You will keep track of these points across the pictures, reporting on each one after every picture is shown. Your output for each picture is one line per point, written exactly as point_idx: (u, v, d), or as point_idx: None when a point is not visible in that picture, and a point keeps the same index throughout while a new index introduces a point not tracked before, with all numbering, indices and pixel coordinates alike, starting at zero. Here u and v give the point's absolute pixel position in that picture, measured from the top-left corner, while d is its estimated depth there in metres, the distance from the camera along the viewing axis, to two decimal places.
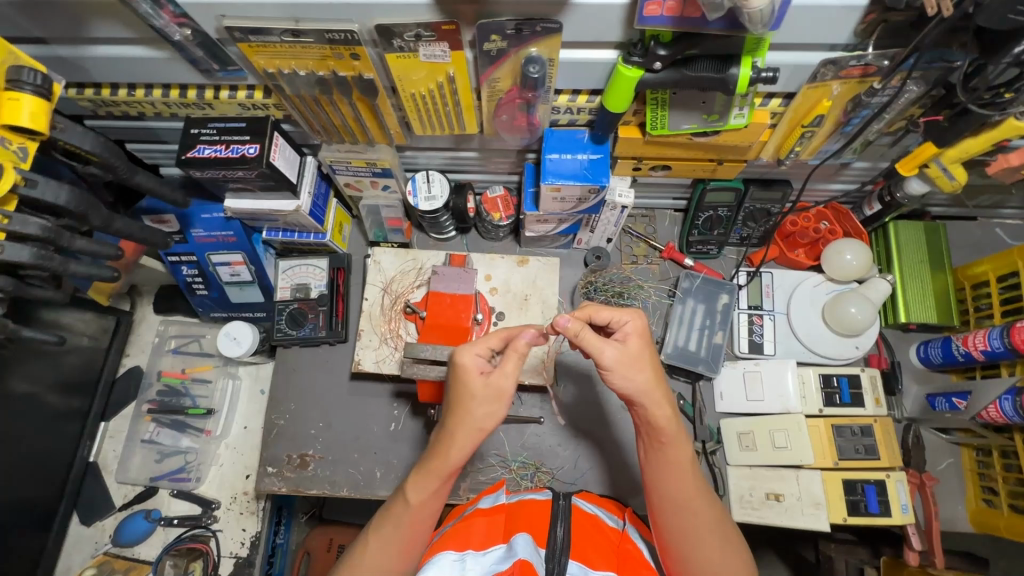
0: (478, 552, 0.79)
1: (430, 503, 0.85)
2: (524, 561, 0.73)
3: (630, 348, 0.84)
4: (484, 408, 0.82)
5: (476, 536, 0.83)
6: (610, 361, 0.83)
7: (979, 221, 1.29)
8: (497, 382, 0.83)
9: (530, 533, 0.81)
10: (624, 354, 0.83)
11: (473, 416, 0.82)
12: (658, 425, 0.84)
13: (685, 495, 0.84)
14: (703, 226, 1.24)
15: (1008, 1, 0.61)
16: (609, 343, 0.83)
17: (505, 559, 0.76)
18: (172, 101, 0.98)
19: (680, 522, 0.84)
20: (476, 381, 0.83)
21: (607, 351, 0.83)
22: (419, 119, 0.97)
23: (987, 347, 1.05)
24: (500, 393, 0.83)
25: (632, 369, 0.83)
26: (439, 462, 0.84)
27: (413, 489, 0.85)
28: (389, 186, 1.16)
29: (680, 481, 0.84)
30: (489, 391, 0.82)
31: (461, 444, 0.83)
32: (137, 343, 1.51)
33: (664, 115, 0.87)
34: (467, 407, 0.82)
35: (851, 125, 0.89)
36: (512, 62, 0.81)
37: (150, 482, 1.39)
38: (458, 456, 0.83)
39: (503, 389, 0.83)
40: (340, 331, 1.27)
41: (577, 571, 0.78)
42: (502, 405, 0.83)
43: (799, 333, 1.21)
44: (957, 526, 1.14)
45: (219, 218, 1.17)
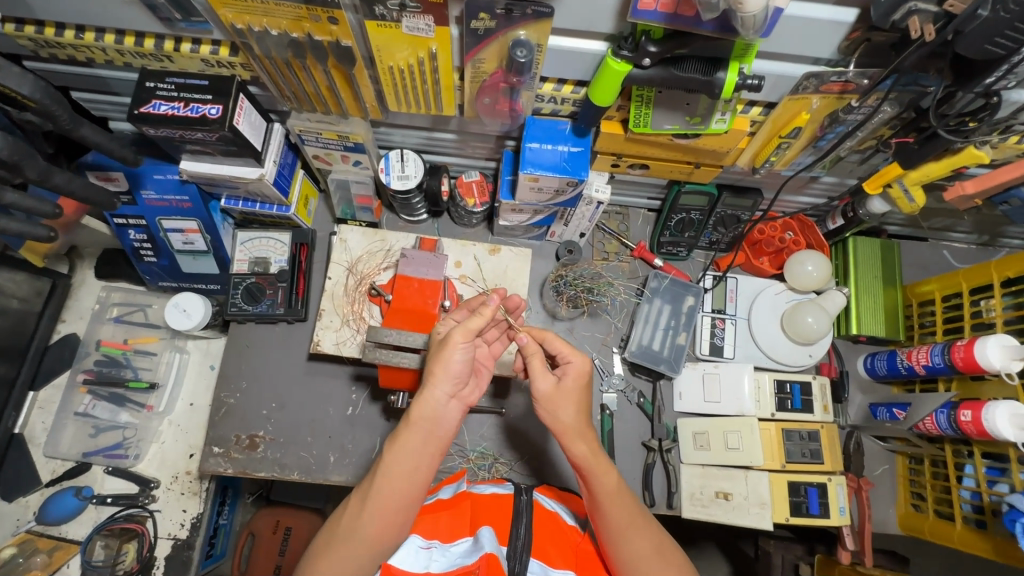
0: (445, 545, 0.83)
1: (403, 462, 0.81)
2: (490, 556, 0.74)
3: (564, 384, 0.85)
4: (435, 356, 0.83)
5: (444, 527, 0.86)
6: (541, 392, 0.85)
7: (929, 242, 1.35)
8: (446, 333, 0.83)
9: (494, 528, 0.82)
10: (554, 390, 0.85)
11: (431, 365, 0.83)
12: (588, 461, 0.84)
13: (619, 520, 0.83)
14: (675, 228, 1.26)
15: (989, 31, 0.62)
16: (544, 376, 0.85)
17: (470, 553, 0.78)
18: (126, 50, 0.90)
19: (630, 548, 0.82)
20: (436, 337, 0.87)
21: (541, 382, 0.85)
22: (396, 95, 0.92)
23: (928, 363, 1.10)
24: (449, 342, 0.82)
25: (561, 403, 0.85)
26: (409, 417, 0.83)
27: (387, 446, 0.83)
28: (361, 162, 1.11)
29: (615, 506, 0.83)
30: (438, 342, 0.84)
31: (424, 398, 0.82)
32: (75, 309, 1.41)
33: (647, 113, 0.87)
34: (424, 358, 0.84)
35: (824, 142, 0.91)
36: (500, 43, 0.78)
37: (82, 457, 1.31)
38: (421, 404, 0.82)
39: (449, 337, 0.82)
40: (300, 310, 1.21)
41: (538, 570, 0.79)
42: (445, 351, 0.81)
43: (759, 339, 1.24)
44: (886, 528, 1.21)
45: (174, 180, 1.10)
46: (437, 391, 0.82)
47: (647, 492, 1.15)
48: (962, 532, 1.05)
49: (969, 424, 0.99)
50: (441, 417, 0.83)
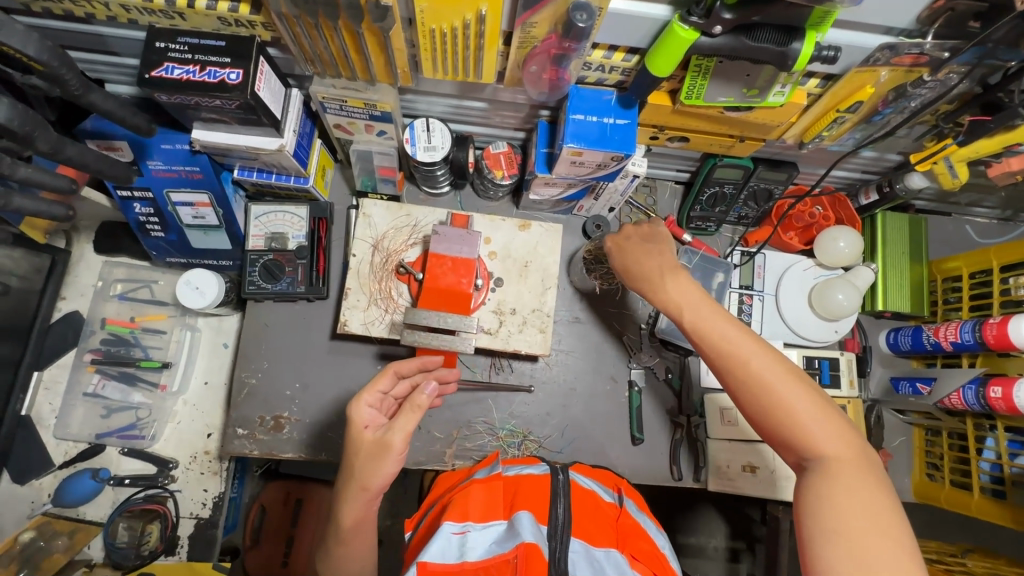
0: (478, 527, 0.78)
1: (349, 568, 0.84)
2: (530, 546, 0.70)
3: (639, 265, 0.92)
4: (369, 467, 0.79)
5: (474, 507, 0.82)
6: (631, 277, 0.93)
7: (953, 216, 1.35)
8: (382, 438, 0.79)
9: (532, 511, 0.80)
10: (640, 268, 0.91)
11: (362, 473, 0.79)
12: (685, 304, 0.83)
13: (715, 349, 0.78)
14: (707, 202, 1.22)
15: None
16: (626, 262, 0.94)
17: (507, 541, 0.74)
18: (133, 5, 0.81)
19: (738, 377, 0.75)
20: (361, 436, 0.81)
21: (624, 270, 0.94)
22: (433, 61, 0.85)
23: (958, 339, 1.11)
24: (386, 450, 0.78)
25: (652, 276, 0.89)
26: (339, 527, 0.81)
27: (323, 559, 0.84)
28: (386, 132, 1.04)
29: (711, 337, 0.79)
30: (374, 448, 0.79)
31: (352, 506, 0.80)
32: (75, 286, 1.33)
33: (702, 85, 0.83)
34: (353, 463, 0.80)
35: (880, 117, 0.87)
36: (555, 6, 0.72)
37: (96, 439, 1.27)
38: (350, 516, 0.80)
39: (387, 446, 0.78)
40: (321, 287, 1.16)
41: (579, 548, 0.77)
42: (383, 463, 0.78)
43: (786, 315, 1.24)
44: (901, 496, 1.26)
45: (183, 150, 1.02)
46: (371, 499, 0.80)
47: (675, 466, 1.18)
48: (979, 501, 1.09)
49: (999, 401, 1.01)
50: (371, 518, 0.83)
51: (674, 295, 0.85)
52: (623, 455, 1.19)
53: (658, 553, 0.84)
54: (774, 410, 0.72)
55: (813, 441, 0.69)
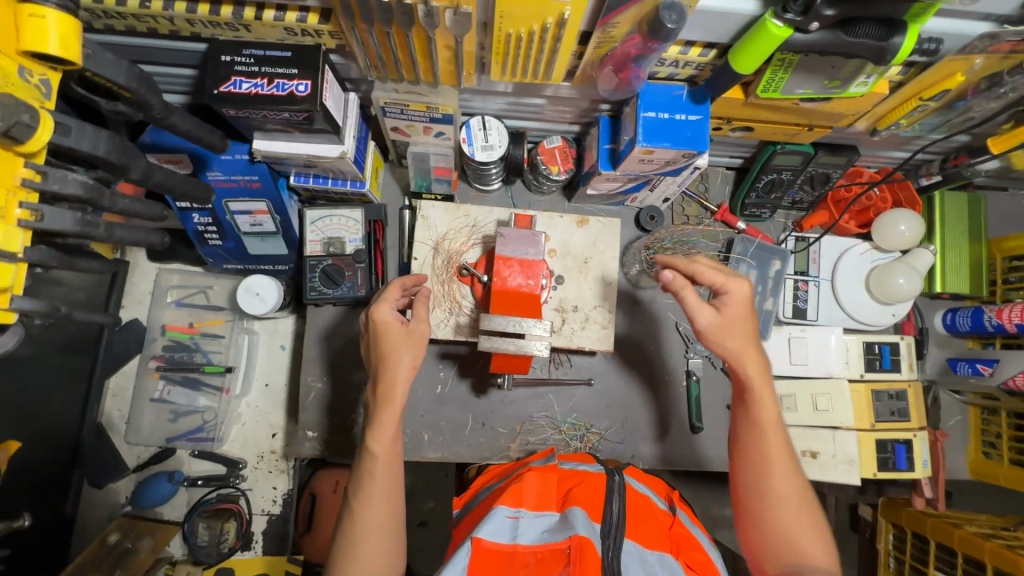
0: (531, 515, 0.80)
1: (393, 460, 0.85)
2: (584, 537, 0.70)
3: (727, 312, 0.86)
4: (405, 346, 0.88)
5: (530, 496, 0.84)
6: (702, 324, 0.86)
7: (1009, 192, 1.33)
8: (413, 328, 0.90)
9: (585, 508, 0.80)
10: (715, 323, 0.86)
11: (402, 356, 0.87)
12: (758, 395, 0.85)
13: (764, 455, 0.83)
14: (762, 189, 1.21)
15: None
16: (704, 308, 0.86)
17: (560, 531, 0.75)
18: (199, 19, 0.79)
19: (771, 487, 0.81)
20: (397, 331, 0.88)
21: (701, 316, 0.86)
22: (502, 63, 0.84)
23: (1022, 321, 1.11)
24: (419, 338, 0.90)
25: (724, 334, 0.86)
26: (384, 401, 0.86)
27: (374, 441, 0.84)
28: (444, 133, 1.03)
29: (768, 442, 0.84)
30: (408, 335, 0.89)
31: (399, 384, 0.86)
32: (133, 295, 1.36)
33: (783, 78, 0.81)
34: (393, 352, 0.88)
35: (963, 104, 0.85)
36: (642, 6, 0.70)
37: (166, 442, 1.31)
38: (400, 392, 0.86)
39: (418, 334, 0.90)
40: (381, 290, 1.17)
41: (633, 549, 0.76)
42: (418, 342, 0.89)
43: (843, 300, 1.24)
44: (957, 474, 1.27)
45: (242, 161, 1.01)
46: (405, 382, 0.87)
47: (733, 452, 1.20)
48: None
49: None
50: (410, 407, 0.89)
51: (753, 378, 0.86)
52: (683, 443, 1.21)
53: (713, 568, 0.80)
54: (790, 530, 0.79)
55: (811, 556, 0.76)
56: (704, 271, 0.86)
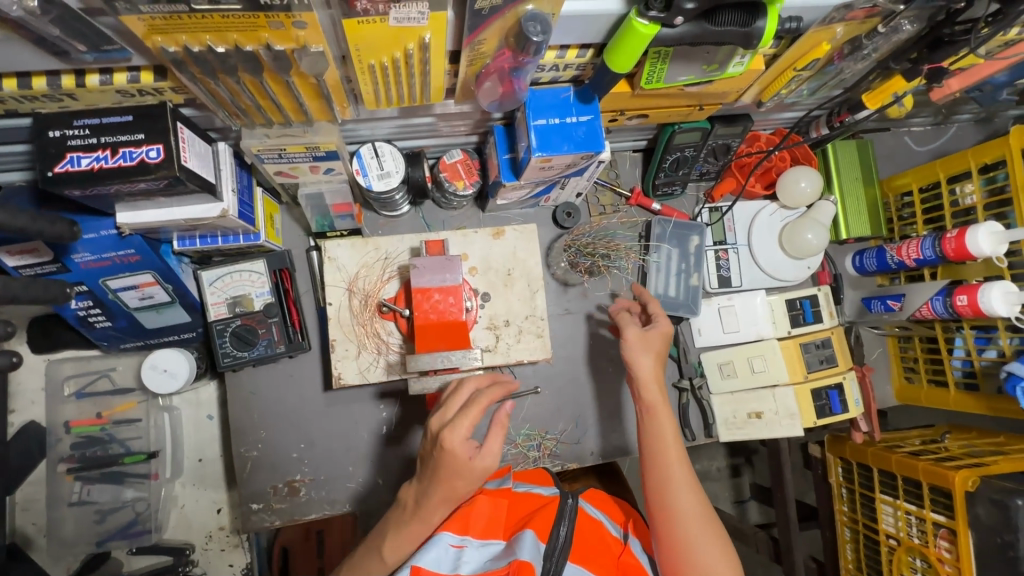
0: (476, 542, 0.78)
1: (396, 568, 0.81)
2: (522, 562, 0.70)
3: (650, 333, 0.96)
4: (456, 471, 0.73)
5: (478, 518, 0.82)
6: (629, 336, 0.96)
7: (893, 131, 1.40)
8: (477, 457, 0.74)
9: (534, 532, 0.78)
10: (641, 338, 0.95)
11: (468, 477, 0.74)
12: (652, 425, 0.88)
13: (665, 473, 0.83)
14: (670, 168, 1.21)
15: None
16: (632, 324, 0.98)
17: (502, 559, 0.74)
18: (9, 96, 0.68)
19: (668, 507, 0.81)
20: (463, 466, 0.73)
21: (630, 329, 0.97)
22: (374, 93, 0.78)
23: (920, 256, 1.19)
24: (479, 469, 0.74)
25: (642, 349, 0.94)
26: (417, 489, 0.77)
27: (392, 553, 0.80)
28: (333, 169, 0.95)
29: (667, 457, 0.85)
30: (462, 467, 0.73)
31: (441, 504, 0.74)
32: (24, 394, 1.22)
33: (663, 68, 0.79)
34: (450, 479, 0.74)
35: (836, 68, 0.87)
36: (505, 20, 0.66)
37: (98, 546, 1.18)
38: (436, 516, 0.78)
39: (478, 467, 0.74)
40: (302, 341, 1.09)
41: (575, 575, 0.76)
42: (482, 471, 0.75)
43: (761, 262, 1.28)
44: (886, 402, 1.37)
45: (112, 236, 0.89)
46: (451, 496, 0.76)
47: (687, 429, 1.22)
48: (957, 396, 1.19)
49: (965, 307, 1.08)
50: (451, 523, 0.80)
51: (656, 397, 0.90)
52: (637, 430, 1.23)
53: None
54: (685, 545, 0.78)
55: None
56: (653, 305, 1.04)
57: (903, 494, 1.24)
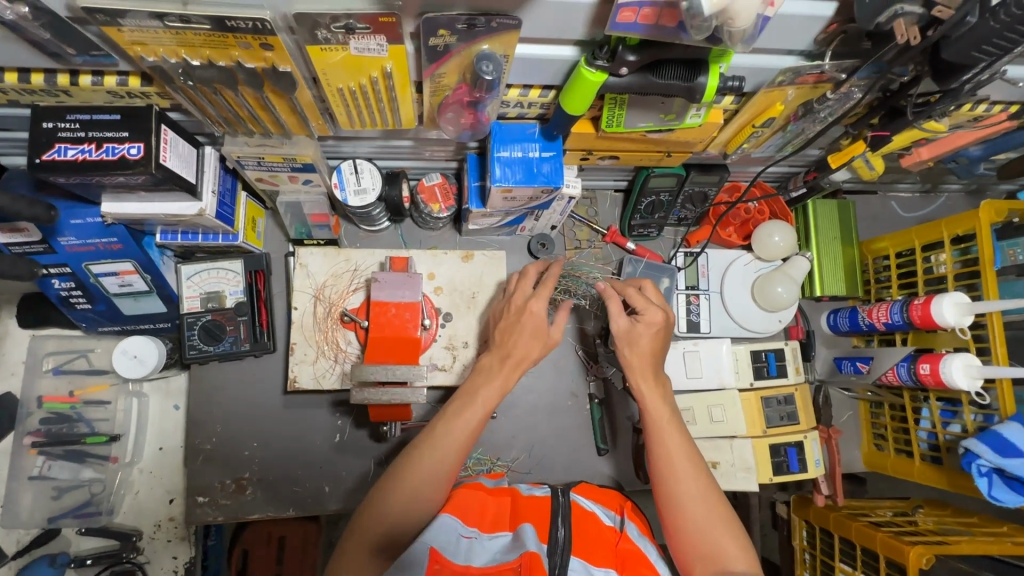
0: (486, 537, 0.79)
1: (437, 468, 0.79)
2: (532, 554, 0.71)
3: (635, 326, 0.92)
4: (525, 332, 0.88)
5: (485, 518, 0.83)
6: (617, 329, 0.93)
7: (879, 195, 1.41)
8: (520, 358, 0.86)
9: (534, 526, 0.79)
10: (627, 329, 0.92)
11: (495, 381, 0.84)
12: (652, 410, 0.87)
13: (670, 460, 0.83)
14: (645, 211, 1.24)
15: (982, 34, 0.61)
16: (619, 316, 0.93)
17: (511, 551, 0.75)
18: (9, 87, 0.75)
19: (674, 495, 0.81)
20: (529, 319, 0.88)
21: (617, 322, 0.93)
22: (345, 113, 0.83)
23: (888, 320, 1.18)
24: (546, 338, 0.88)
25: (626, 338, 0.92)
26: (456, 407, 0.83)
27: (440, 426, 0.81)
28: (311, 181, 1.01)
29: (666, 442, 0.84)
30: (537, 330, 0.88)
31: (488, 389, 0.84)
32: (5, 365, 1.27)
33: (621, 114, 0.83)
34: (514, 340, 0.87)
35: (797, 127, 0.90)
36: (462, 57, 0.70)
37: (49, 522, 1.22)
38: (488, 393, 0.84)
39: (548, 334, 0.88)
40: (267, 342, 1.13)
41: (578, 569, 0.75)
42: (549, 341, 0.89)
43: (732, 310, 1.28)
44: (853, 467, 1.33)
45: (96, 224, 0.95)
46: (478, 408, 0.82)
47: (640, 472, 1.19)
48: (921, 467, 1.16)
49: (928, 376, 1.07)
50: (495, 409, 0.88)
51: (646, 386, 0.89)
52: (590, 467, 1.22)
53: None
54: (695, 528, 0.78)
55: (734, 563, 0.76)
56: (634, 296, 0.95)
57: (861, 565, 1.19)
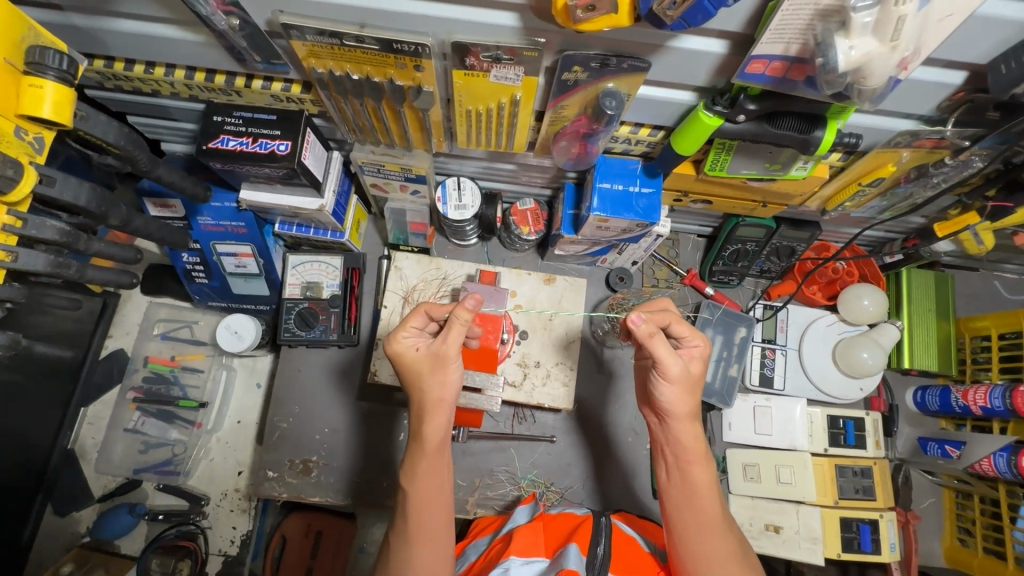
0: (520, 561, 0.81)
1: (430, 493, 0.79)
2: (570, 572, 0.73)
3: (692, 370, 0.81)
4: (434, 379, 0.80)
5: (518, 542, 0.85)
6: (673, 374, 0.78)
7: (980, 272, 1.34)
8: (437, 350, 0.80)
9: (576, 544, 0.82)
10: (688, 372, 0.79)
11: (427, 390, 0.80)
12: (685, 442, 0.80)
13: (702, 519, 0.78)
14: (728, 258, 1.23)
15: None
16: (676, 359, 0.77)
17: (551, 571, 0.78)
18: (195, 84, 0.88)
19: (701, 547, 0.77)
20: (416, 358, 0.81)
21: (674, 366, 0.77)
22: (467, 132, 0.90)
23: (987, 404, 1.10)
24: (445, 361, 0.79)
25: (688, 388, 0.79)
26: (419, 447, 0.81)
27: (403, 477, 0.81)
28: (419, 192, 1.10)
29: (701, 506, 0.79)
30: (432, 361, 0.80)
31: (432, 424, 0.80)
32: (122, 325, 1.42)
33: (726, 159, 0.85)
34: (420, 382, 0.81)
35: (905, 190, 0.90)
36: (587, 92, 0.76)
37: (133, 474, 1.31)
38: (431, 431, 0.80)
39: (445, 355, 0.79)
40: (352, 335, 1.21)
41: None
42: (448, 371, 0.79)
43: (810, 371, 1.24)
44: (931, 561, 1.23)
45: (231, 208, 1.07)
46: (426, 443, 0.80)
47: None
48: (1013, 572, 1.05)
49: None
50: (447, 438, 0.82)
51: (690, 441, 0.80)
52: (643, 508, 1.19)
53: None
54: None
55: None
56: (677, 324, 0.82)
57: None
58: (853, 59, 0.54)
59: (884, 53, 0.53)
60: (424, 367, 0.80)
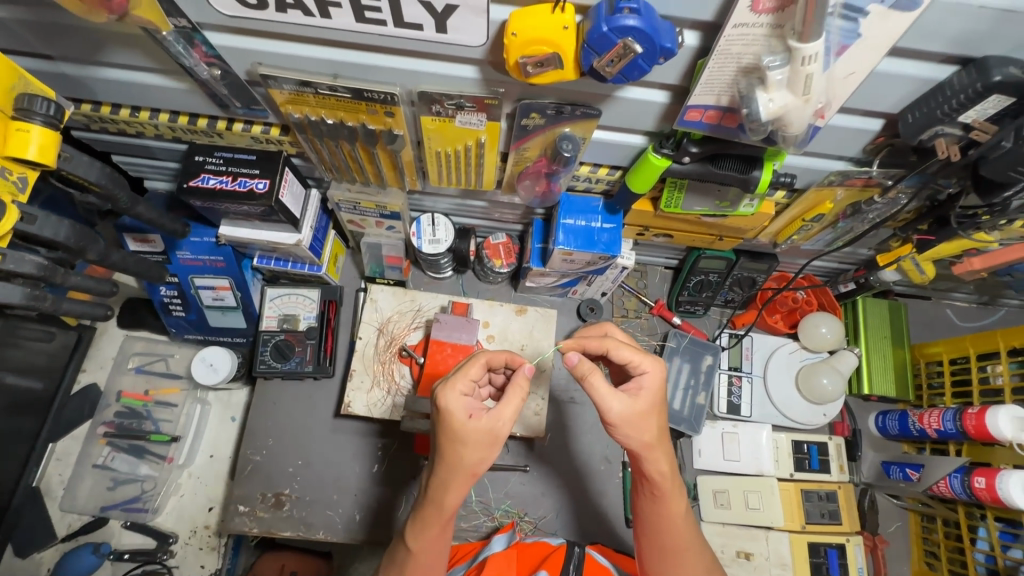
0: None
1: (431, 554, 0.79)
2: None
3: (638, 401, 0.76)
4: (471, 452, 0.72)
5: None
6: (616, 414, 0.76)
7: (932, 301, 1.41)
8: (493, 428, 0.72)
9: None
10: (633, 408, 0.76)
11: (465, 461, 0.72)
12: (658, 478, 0.80)
13: (673, 548, 0.82)
14: (692, 288, 1.28)
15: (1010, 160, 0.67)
16: (615, 397, 0.75)
17: None
18: (178, 127, 0.93)
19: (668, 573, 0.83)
20: (464, 428, 0.71)
21: (615, 405, 0.75)
22: (437, 171, 0.96)
23: (940, 427, 1.15)
24: (495, 440, 0.73)
25: (640, 422, 0.76)
26: (434, 513, 0.76)
27: (412, 537, 0.78)
28: (394, 227, 1.14)
29: (670, 535, 0.82)
30: (481, 438, 0.72)
31: (453, 496, 0.74)
32: (96, 359, 1.42)
33: (679, 197, 0.92)
34: (455, 453, 0.72)
35: (846, 224, 0.96)
36: (546, 136, 0.82)
37: (99, 511, 1.30)
38: (450, 502, 0.75)
39: (498, 435, 0.72)
40: (328, 367, 1.23)
41: None
42: (491, 450, 0.73)
43: (775, 398, 1.27)
44: None
45: (209, 243, 1.11)
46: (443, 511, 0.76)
47: None
48: None
49: (983, 491, 1.03)
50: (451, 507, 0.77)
51: (661, 475, 0.80)
52: (617, 538, 1.19)
53: None
54: None
55: None
56: (617, 349, 0.80)
57: None
58: (772, 110, 0.61)
59: (799, 105, 0.60)
60: (457, 441, 0.72)
